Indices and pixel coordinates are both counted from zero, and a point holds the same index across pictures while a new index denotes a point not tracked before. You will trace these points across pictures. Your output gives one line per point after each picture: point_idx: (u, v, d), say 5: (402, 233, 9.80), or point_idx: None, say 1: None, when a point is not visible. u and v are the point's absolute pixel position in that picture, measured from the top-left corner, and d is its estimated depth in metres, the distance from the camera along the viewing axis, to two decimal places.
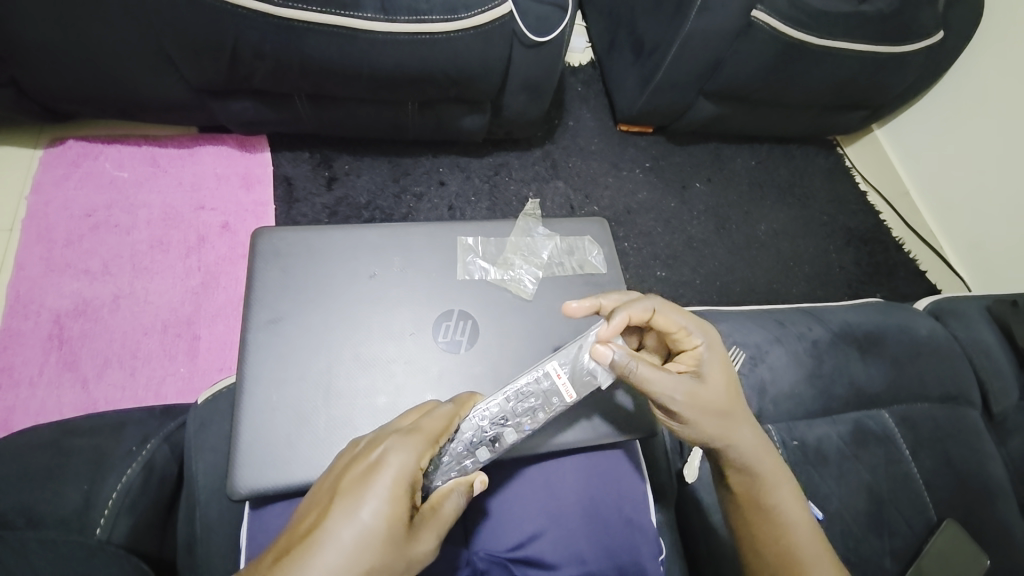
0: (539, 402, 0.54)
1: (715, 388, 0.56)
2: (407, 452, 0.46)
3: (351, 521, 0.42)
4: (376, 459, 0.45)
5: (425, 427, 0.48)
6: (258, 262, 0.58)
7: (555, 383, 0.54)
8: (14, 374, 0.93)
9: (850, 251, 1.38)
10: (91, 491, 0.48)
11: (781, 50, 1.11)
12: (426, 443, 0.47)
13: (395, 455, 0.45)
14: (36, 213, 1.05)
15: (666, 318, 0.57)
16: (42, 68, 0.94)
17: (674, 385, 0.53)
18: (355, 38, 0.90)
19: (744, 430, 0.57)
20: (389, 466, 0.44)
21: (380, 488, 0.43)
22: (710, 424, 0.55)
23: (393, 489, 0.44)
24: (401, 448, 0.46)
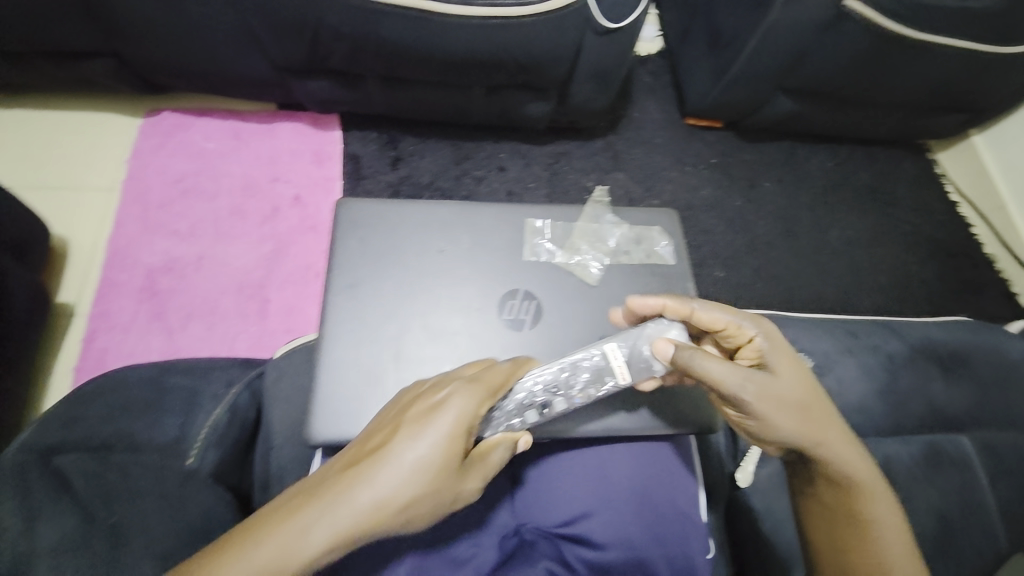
0: (593, 379, 0.54)
1: (787, 378, 0.52)
2: (472, 399, 0.48)
3: (409, 449, 0.45)
4: (437, 399, 0.48)
5: (488, 379, 0.50)
6: (338, 230, 0.61)
7: (610, 364, 0.54)
8: (110, 320, 1.04)
9: (933, 265, 1.27)
10: (185, 424, 0.54)
11: (874, 43, 1.03)
12: (487, 393, 0.49)
13: (456, 398, 0.48)
14: (135, 176, 1.16)
15: (714, 313, 0.55)
16: (149, 44, 1.03)
17: (737, 377, 0.51)
18: (429, 20, 0.92)
19: (826, 427, 0.53)
20: (451, 408, 0.47)
21: (440, 426, 0.46)
22: (790, 419, 0.51)
23: (450, 427, 0.47)
24: (464, 395, 0.48)
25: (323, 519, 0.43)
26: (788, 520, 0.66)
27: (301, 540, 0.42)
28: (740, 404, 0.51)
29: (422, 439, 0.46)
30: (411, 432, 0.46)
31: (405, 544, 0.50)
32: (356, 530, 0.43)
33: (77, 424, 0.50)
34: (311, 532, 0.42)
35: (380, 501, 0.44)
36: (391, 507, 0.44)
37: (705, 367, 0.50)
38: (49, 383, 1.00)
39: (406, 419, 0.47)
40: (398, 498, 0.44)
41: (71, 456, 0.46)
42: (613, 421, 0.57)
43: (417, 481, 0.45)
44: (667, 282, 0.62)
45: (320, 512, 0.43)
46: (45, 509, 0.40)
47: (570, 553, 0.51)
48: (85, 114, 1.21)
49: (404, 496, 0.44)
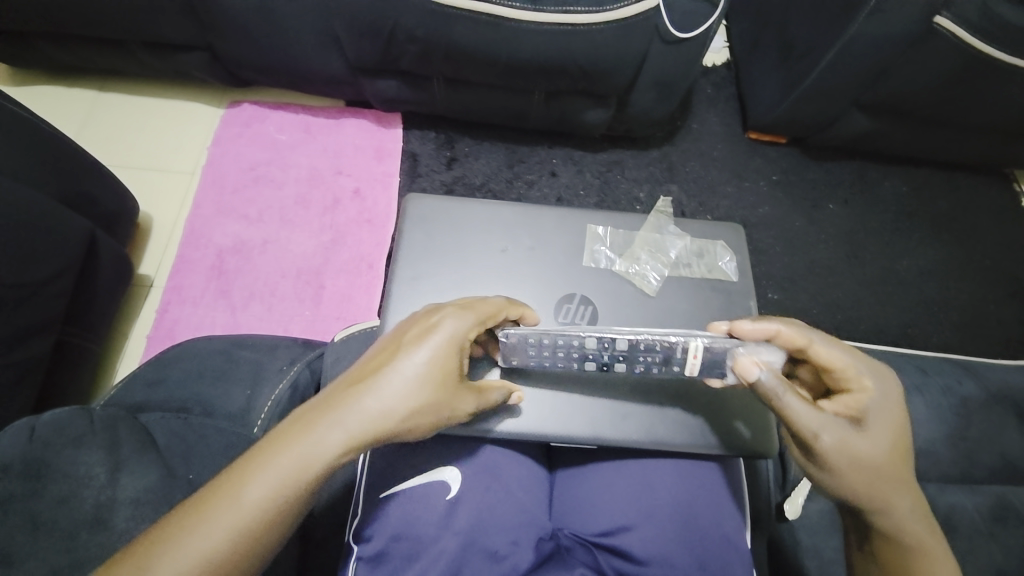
0: (660, 359, 0.53)
1: (877, 438, 0.49)
2: (461, 321, 0.49)
3: (403, 364, 0.47)
4: (430, 321, 0.49)
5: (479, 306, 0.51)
6: (406, 223, 0.63)
7: (684, 358, 0.52)
8: (182, 293, 1.12)
9: (1016, 305, 1.17)
10: (252, 396, 0.57)
11: (968, 61, 0.96)
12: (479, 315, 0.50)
13: (447, 321, 0.49)
14: (214, 162, 1.24)
15: (829, 352, 0.51)
16: (238, 40, 1.11)
17: (823, 425, 0.48)
18: (499, 25, 0.94)
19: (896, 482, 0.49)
20: (442, 329, 0.48)
21: (432, 345, 0.48)
22: (859, 472, 0.48)
23: (442, 346, 0.48)
24: (458, 317, 0.49)
25: (328, 428, 0.45)
26: (837, 560, 0.62)
27: (311, 448, 0.44)
28: (814, 452, 0.48)
29: (416, 354, 0.47)
30: (405, 349, 0.47)
31: (447, 534, 0.50)
32: (359, 439, 0.45)
33: (161, 387, 0.56)
34: (318, 439, 0.44)
35: (378, 409, 0.46)
36: (390, 414, 0.46)
37: (789, 404, 0.47)
38: (125, 347, 1.09)
39: (403, 341, 0.49)
40: (396, 408, 0.46)
41: (155, 415, 0.53)
42: (661, 429, 0.55)
43: (410, 392, 0.46)
44: (729, 299, 0.61)
45: (326, 423, 0.45)
46: (130, 459, 0.47)
47: (606, 564, 0.51)
48: (174, 102, 1.31)
49: (400, 405, 0.46)
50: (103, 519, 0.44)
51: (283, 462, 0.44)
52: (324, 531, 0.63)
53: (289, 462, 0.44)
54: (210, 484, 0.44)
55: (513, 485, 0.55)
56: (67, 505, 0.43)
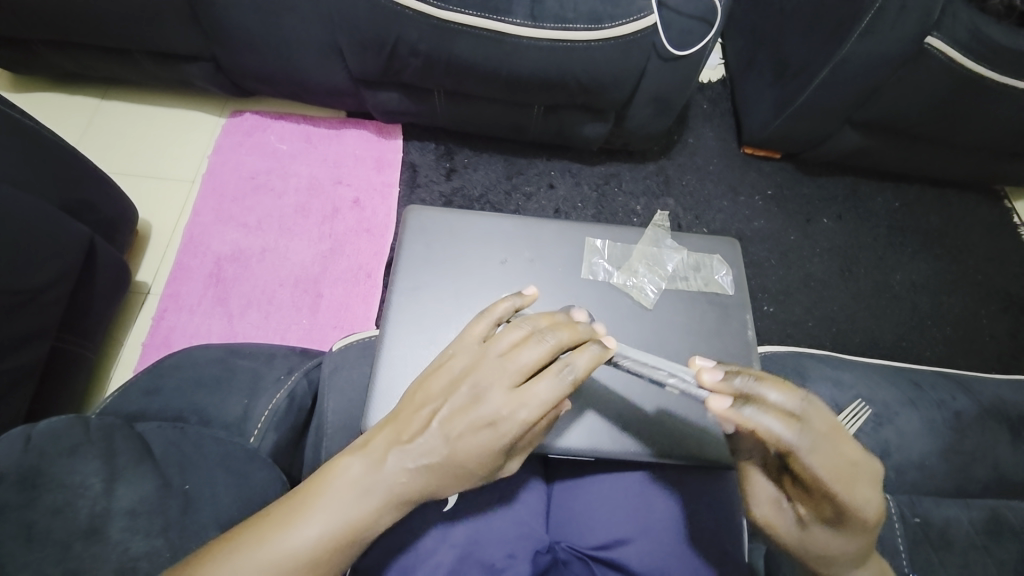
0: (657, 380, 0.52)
1: (831, 539, 0.44)
2: (524, 411, 0.47)
3: (458, 444, 0.48)
4: (487, 402, 0.48)
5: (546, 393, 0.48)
6: (406, 235, 0.64)
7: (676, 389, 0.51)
8: (179, 301, 1.12)
9: (1007, 320, 1.19)
10: (249, 405, 0.57)
11: (958, 82, 0.99)
12: (546, 402, 0.48)
13: (512, 412, 0.47)
14: (214, 170, 1.25)
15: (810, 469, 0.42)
16: (242, 51, 1.12)
17: (765, 506, 0.46)
18: (500, 41, 0.96)
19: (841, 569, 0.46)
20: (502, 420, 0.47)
21: (489, 432, 0.48)
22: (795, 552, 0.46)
23: (499, 434, 0.48)
24: (523, 408, 0.47)
25: (379, 491, 0.47)
26: None
27: (360, 507, 0.46)
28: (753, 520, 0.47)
29: (474, 434, 0.48)
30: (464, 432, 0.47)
31: (444, 546, 0.50)
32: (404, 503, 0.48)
33: (158, 396, 0.56)
34: (368, 499, 0.46)
35: (430, 480, 0.48)
36: (440, 486, 0.48)
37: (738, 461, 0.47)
38: (120, 354, 1.08)
39: (458, 416, 0.48)
40: (448, 483, 0.48)
41: (152, 424, 0.53)
42: (662, 441, 0.55)
43: (463, 470, 0.48)
44: (725, 312, 0.61)
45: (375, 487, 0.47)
46: (127, 469, 0.47)
47: None
48: (177, 111, 1.32)
49: (452, 478, 0.48)
50: (99, 529, 0.42)
51: (329, 518, 0.45)
52: None
53: (334, 519, 0.45)
54: (249, 524, 0.45)
55: (511, 498, 0.55)
56: (62, 515, 0.42)
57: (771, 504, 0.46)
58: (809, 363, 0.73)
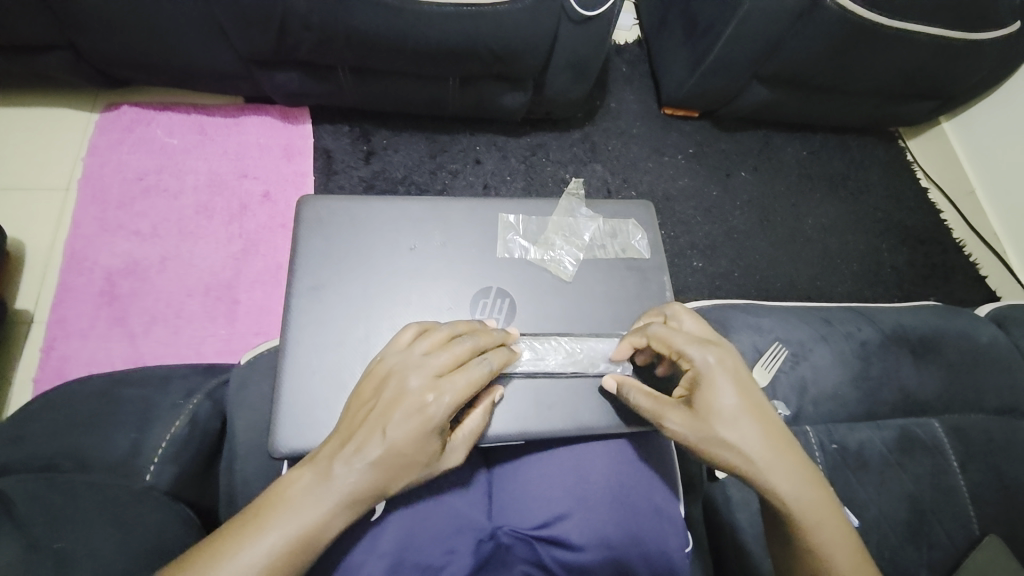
0: (566, 355, 0.57)
1: (723, 402, 0.50)
2: (443, 402, 0.47)
3: (391, 439, 0.46)
4: (405, 396, 0.47)
5: (461, 383, 0.48)
6: (302, 229, 0.59)
7: (584, 356, 0.57)
8: (69, 326, 0.99)
9: (904, 251, 1.30)
10: (140, 439, 0.51)
11: (848, 32, 1.04)
12: (466, 391, 0.48)
13: (432, 405, 0.47)
14: (92, 174, 1.10)
15: (665, 337, 0.52)
16: (100, 34, 0.97)
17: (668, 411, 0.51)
18: (400, 9, 0.89)
19: (755, 459, 0.49)
20: (423, 412, 0.47)
21: (415, 426, 0.47)
22: (711, 445, 0.50)
23: (426, 419, 0.47)
24: (443, 398, 0.47)
25: (327, 494, 0.45)
26: None
27: (310, 508, 0.44)
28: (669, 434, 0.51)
29: (401, 427, 0.46)
30: (388, 429, 0.46)
31: (374, 557, 0.48)
32: (357, 507, 0.46)
33: (27, 443, 0.48)
34: (320, 502, 0.45)
35: (375, 477, 0.46)
36: (385, 480, 0.46)
37: (639, 399, 0.53)
38: (6, 394, 0.95)
39: (386, 414, 0.47)
40: (395, 477, 0.46)
41: (15, 478, 0.44)
42: (585, 414, 0.57)
43: (405, 458, 0.46)
44: (642, 276, 0.62)
45: (325, 486, 0.45)
46: None
47: (546, 556, 0.50)
48: (37, 109, 1.14)
49: (397, 469, 0.47)
50: None
51: (288, 524, 0.44)
52: None
53: (290, 525, 0.44)
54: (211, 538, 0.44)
55: (445, 494, 0.53)
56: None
57: (675, 409, 0.51)
58: (732, 314, 0.76)
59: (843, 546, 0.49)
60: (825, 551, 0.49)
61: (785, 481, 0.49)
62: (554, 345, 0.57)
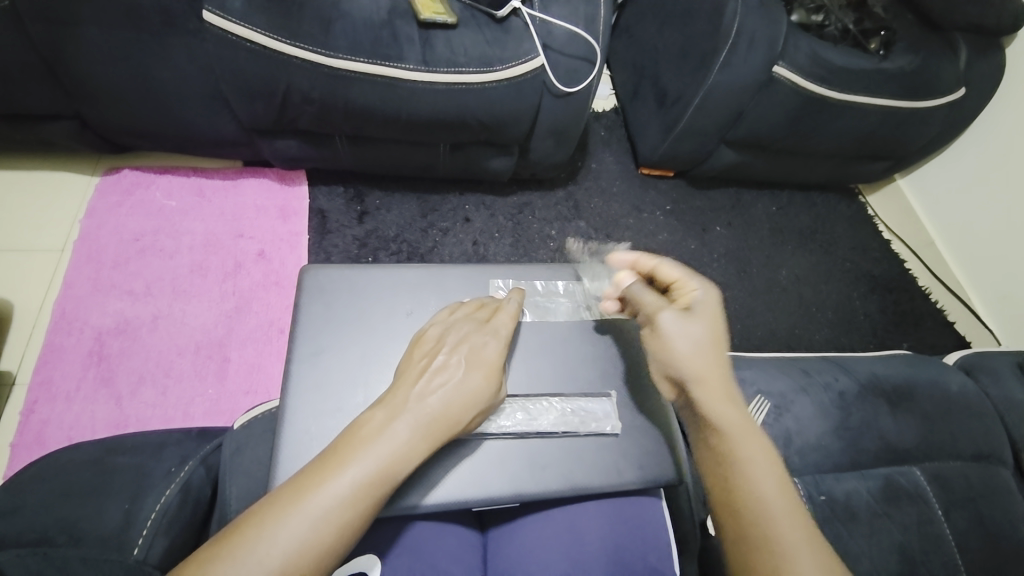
0: (559, 416, 0.60)
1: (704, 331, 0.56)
2: (493, 342, 0.58)
3: (459, 375, 0.54)
4: (462, 338, 0.57)
5: (502, 322, 0.60)
6: (303, 297, 0.61)
7: (576, 417, 0.60)
8: (52, 388, 0.97)
9: (874, 299, 1.37)
10: (132, 508, 0.50)
11: (802, 103, 1.15)
12: (501, 336, 0.59)
13: (479, 341, 0.58)
14: (89, 236, 1.12)
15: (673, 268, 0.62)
16: (110, 106, 1.02)
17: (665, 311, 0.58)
18: (396, 86, 0.97)
19: (704, 379, 0.54)
20: (477, 350, 0.56)
21: (475, 361, 0.56)
22: (680, 352, 0.55)
23: (482, 356, 0.56)
24: (491, 338, 0.58)
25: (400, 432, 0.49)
26: None
27: (380, 452, 0.48)
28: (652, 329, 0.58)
29: (462, 364, 0.55)
30: (460, 363, 0.55)
31: None
32: (424, 449, 0.50)
33: (15, 517, 0.47)
34: (396, 438, 0.49)
35: (439, 424, 0.51)
36: (444, 431, 0.51)
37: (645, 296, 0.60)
38: None
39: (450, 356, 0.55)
40: (455, 407, 0.52)
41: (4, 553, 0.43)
42: (580, 473, 0.57)
43: (458, 407, 0.52)
44: (628, 335, 0.66)
45: (389, 439, 0.48)
46: None
47: None
48: (38, 173, 1.17)
49: (453, 409, 0.52)
50: None
51: (366, 460, 0.47)
52: None
53: (362, 471, 0.46)
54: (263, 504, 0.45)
55: (441, 561, 0.53)
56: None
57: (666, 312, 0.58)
58: None
59: (784, 515, 0.49)
60: (768, 516, 0.50)
61: (733, 423, 0.53)
62: (547, 406, 0.60)
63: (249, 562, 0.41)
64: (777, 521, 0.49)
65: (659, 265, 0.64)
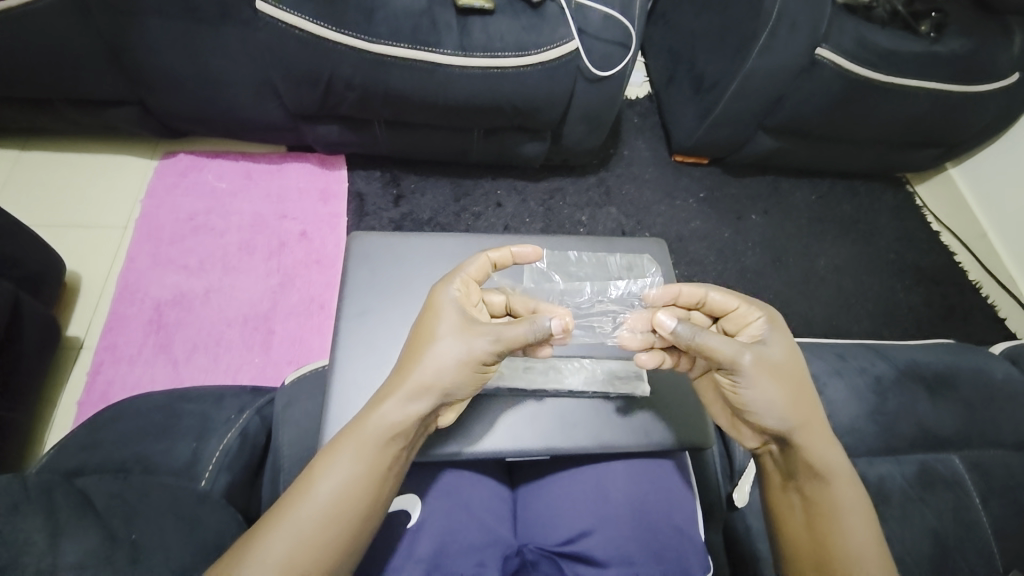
0: (589, 376, 0.61)
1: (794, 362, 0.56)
2: (456, 292, 0.58)
3: (433, 334, 0.55)
4: (433, 300, 0.57)
5: (472, 269, 0.60)
6: (351, 261, 0.67)
7: (605, 378, 0.61)
8: (117, 352, 1.06)
9: (919, 292, 1.32)
10: (198, 447, 0.57)
11: (846, 87, 1.11)
12: (462, 286, 0.59)
13: (447, 295, 0.57)
14: (148, 214, 1.20)
15: (726, 296, 0.61)
16: (169, 93, 1.10)
17: (738, 352, 0.54)
18: (434, 72, 1.00)
19: (809, 428, 0.55)
20: (444, 305, 0.57)
21: (443, 315, 0.56)
22: (784, 402, 0.54)
23: (452, 309, 0.56)
24: (454, 287, 0.58)
25: (385, 403, 0.52)
26: None
27: (367, 431, 0.51)
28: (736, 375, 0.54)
29: (435, 322, 0.56)
30: (430, 323, 0.56)
31: (410, 562, 0.52)
32: (405, 407, 0.52)
33: (98, 450, 0.54)
34: (382, 411, 0.52)
35: (414, 392, 0.53)
36: (420, 397, 0.53)
37: (707, 338, 0.54)
38: (52, 416, 1.00)
39: (426, 322, 0.57)
40: (430, 376, 0.53)
41: (92, 478, 0.49)
42: (608, 433, 0.59)
43: (425, 372, 0.53)
44: None
45: (374, 419, 0.52)
46: (70, 524, 0.41)
47: (570, 572, 0.52)
48: (104, 157, 1.27)
49: (421, 376, 0.53)
50: None
51: (360, 440, 0.51)
52: None
53: (355, 458, 0.51)
54: (284, 496, 0.51)
55: (476, 508, 0.57)
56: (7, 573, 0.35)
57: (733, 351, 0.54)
58: None
59: (876, 552, 0.54)
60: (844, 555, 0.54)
61: (836, 472, 0.56)
62: (578, 365, 0.62)
63: (278, 546, 0.47)
64: (860, 562, 0.53)
65: (708, 295, 0.62)
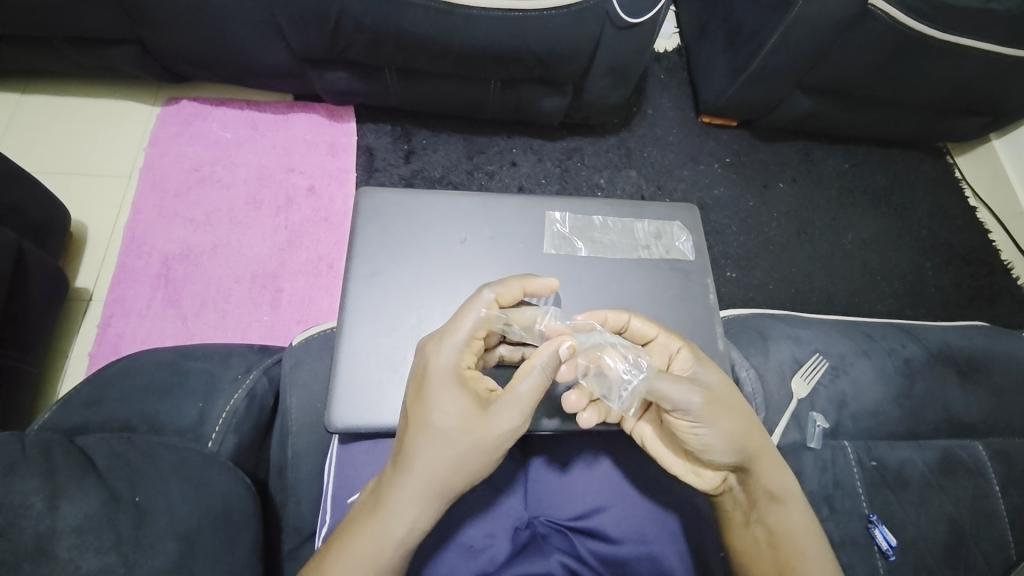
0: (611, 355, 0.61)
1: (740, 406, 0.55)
2: (445, 354, 0.52)
3: (440, 418, 0.50)
4: (428, 372, 0.52)
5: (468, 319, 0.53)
6: (361, 219, 0.64)
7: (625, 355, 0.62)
8: (125, 305, 1.05)
9: (949, 270, 1.26)
10: (205, 409, 0.56)
11: (897, 43, 1.01)
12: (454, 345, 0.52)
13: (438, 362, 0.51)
14: (152, 163, 1.16)
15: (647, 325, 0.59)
16: (168, 32, 1.03)
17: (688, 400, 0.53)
18: (451, 13, 0.92)
19: (765, 462, 0.55)
20: (439, 378, 0.51)
21: (441, 390, 0.51)
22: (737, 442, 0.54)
23: (452, 380, 0.51)
24: (441, 350, 0.52)
25: (404, 502, 0.49)
26: None
27: (378, 542, 0.48)
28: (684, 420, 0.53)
29: (441, 402, 0.50)
30: (430, 402, 0.51)
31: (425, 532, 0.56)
32: (427, 503, 0.49)
33: (105, 408, 0.54)
34: (402, 512, 0.49)
35: (425, 489, 0.49)
36: (430, 491, 0.49)
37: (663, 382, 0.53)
38: (65, 366, 1.01)
39: (424, 398, 0.51)
40: (439, 465, 0.49)
41: (96, 439, 0.49)
42: None
43: (434, 466, 0.49)
44: (686, 276, 0.66)
45: (382, 528, 0.49)
46: (71, 486, 0.43)
47: (581, 545, 0.56)
48: (105, 100, 1.22)
49: (429, 474, 0.49)
50: (45, 549, 0.39)
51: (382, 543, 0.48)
52: (291, 543, 0.58)
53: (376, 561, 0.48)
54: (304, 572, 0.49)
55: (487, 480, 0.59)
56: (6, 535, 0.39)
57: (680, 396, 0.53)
58: (770, 323, 0.76)
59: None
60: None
61: (790, 494, 0.56)
62: None
63: None
64: None
65: (631, 321, 0.59)
